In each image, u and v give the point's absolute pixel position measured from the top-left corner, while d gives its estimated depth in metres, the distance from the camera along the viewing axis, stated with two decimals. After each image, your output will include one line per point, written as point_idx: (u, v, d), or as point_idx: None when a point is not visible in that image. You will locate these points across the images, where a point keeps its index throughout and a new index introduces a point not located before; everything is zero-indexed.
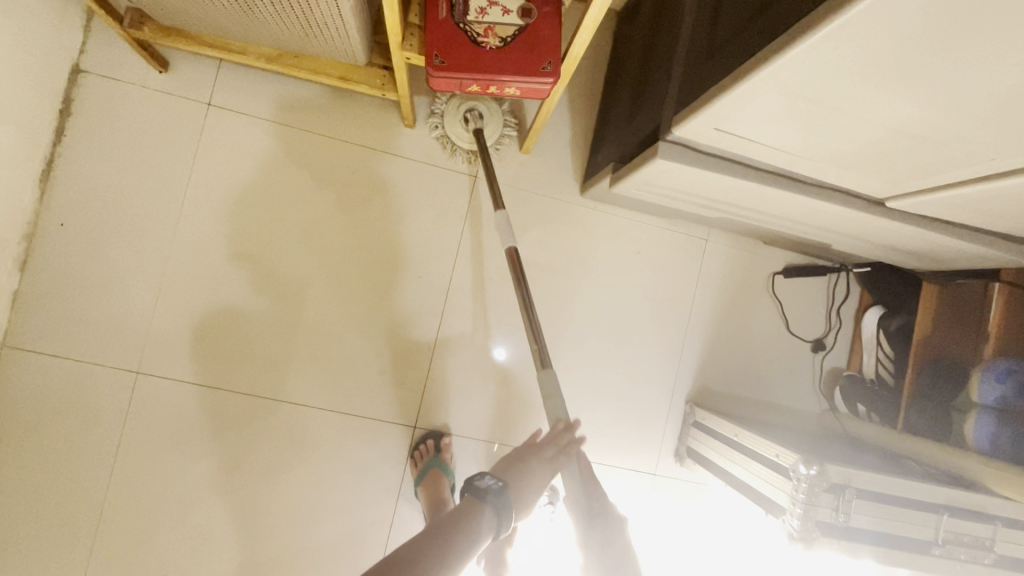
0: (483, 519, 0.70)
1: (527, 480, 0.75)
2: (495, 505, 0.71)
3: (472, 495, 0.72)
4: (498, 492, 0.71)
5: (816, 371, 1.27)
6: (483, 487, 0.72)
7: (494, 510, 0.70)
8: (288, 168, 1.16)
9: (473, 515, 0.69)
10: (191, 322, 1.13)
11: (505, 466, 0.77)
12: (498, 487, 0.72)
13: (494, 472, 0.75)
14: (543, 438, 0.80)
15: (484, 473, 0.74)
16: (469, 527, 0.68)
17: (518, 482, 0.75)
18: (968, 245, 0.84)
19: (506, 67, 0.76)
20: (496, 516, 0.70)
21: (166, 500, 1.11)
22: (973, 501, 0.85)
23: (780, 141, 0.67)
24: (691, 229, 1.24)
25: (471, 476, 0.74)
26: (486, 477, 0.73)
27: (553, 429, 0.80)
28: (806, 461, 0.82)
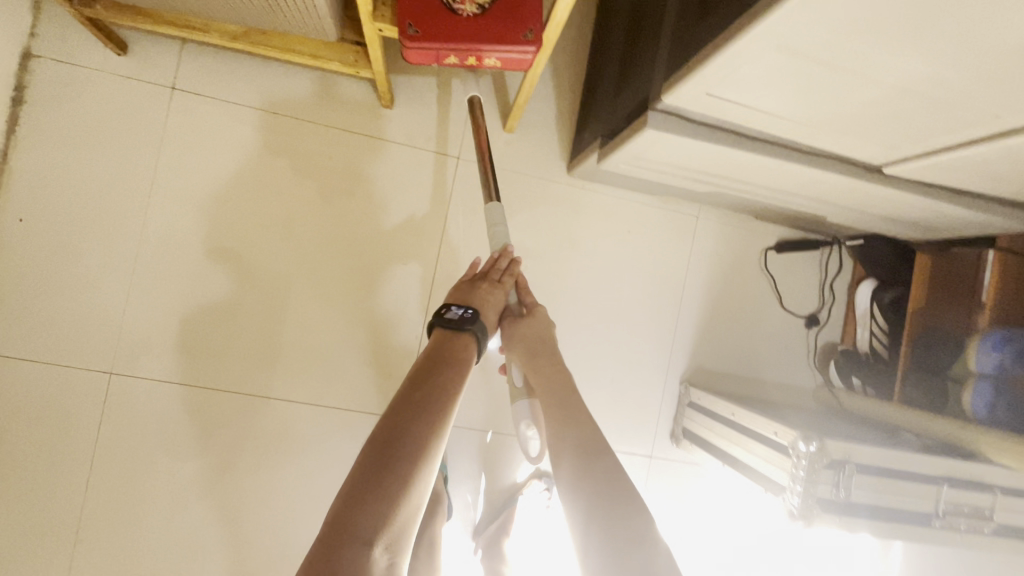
0: (463, 343, 0.71)
1: (487, 306, 0.78)
2: (474, 330, 0.73)
3: (442, 322, 0.72)
4: (472, 318, 0.73)
5: (810, 345, 1.26)
6: (457, 317, 0.73)
7: (474, 335, 0.72)
8: (260, 155, 1.11)
9: (457, 342, 0.71)
10: (165, 319, 1.08)
11: (464, 297, 0.78)
12: (469, 315, 0.73)
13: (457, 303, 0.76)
14: (486, 269, 0.82)
15: (450, 304, 0.75)
16: (459, 352, 0.70)
17: (483, 307, 0.77)
18: (966, 211, 0.82)
19: (485, 36, 0.71)
20: (475, 341, 0.73)
21: (147, 504, 1.07)
22: (972, 471, 0.84)
23: (775, 107, 0.64)
24: (682, 207, 1.21)
25: (438, 310, 0.74)
26: (454, 307, 0.74)
27: (494, 261, 0.83)
28: (805, 438, 0.80)
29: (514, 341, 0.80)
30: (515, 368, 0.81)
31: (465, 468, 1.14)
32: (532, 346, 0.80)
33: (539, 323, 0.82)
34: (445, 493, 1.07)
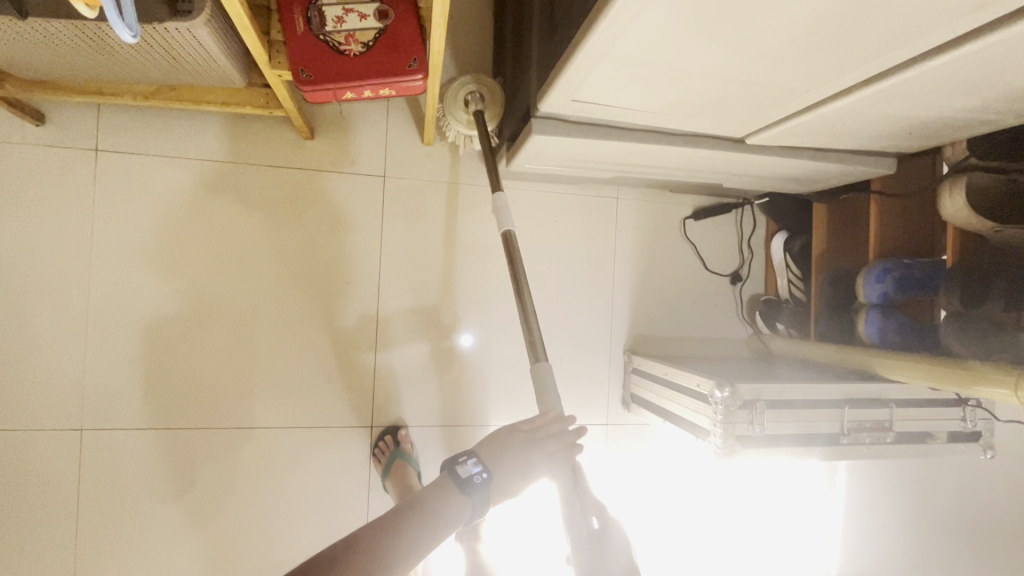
0: (459, 507, 0.74)
1: (511, 461, 0.77)
2: (472, 497, 0.74)
3: (451, 477, 0.75)
4: (479, 485, 0.74)
5: (737, 300, 1.37)
6: (468, 478, 0.74)
7: (468, 500, 0.74)
8: (194, 201, 1.15)
9: (446, 506, 0.73)
10: (126, 370, 1.13)
11: (491, 447, 0.79)
12: (479, 481, 0.74)
13: (480, 456, 0.77)
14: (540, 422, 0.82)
15: (468, 457, 0.76)
16: (442, 510, 0.73)
17: (500, 470, 0.76)
18: (830, 164, 0.92)
19: (373, 71, 0.79)
20: (467, 506, 0.74)
21: (137, 547, 1.12)
22: (868, 391, 0.95)
23: (632, 103, 0.73)
24: (601, 190, 1.30)
25: (455, 457, 0.76)
26: (470, 463, 0.75)
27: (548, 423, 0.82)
28: (719, 385, 0.91)
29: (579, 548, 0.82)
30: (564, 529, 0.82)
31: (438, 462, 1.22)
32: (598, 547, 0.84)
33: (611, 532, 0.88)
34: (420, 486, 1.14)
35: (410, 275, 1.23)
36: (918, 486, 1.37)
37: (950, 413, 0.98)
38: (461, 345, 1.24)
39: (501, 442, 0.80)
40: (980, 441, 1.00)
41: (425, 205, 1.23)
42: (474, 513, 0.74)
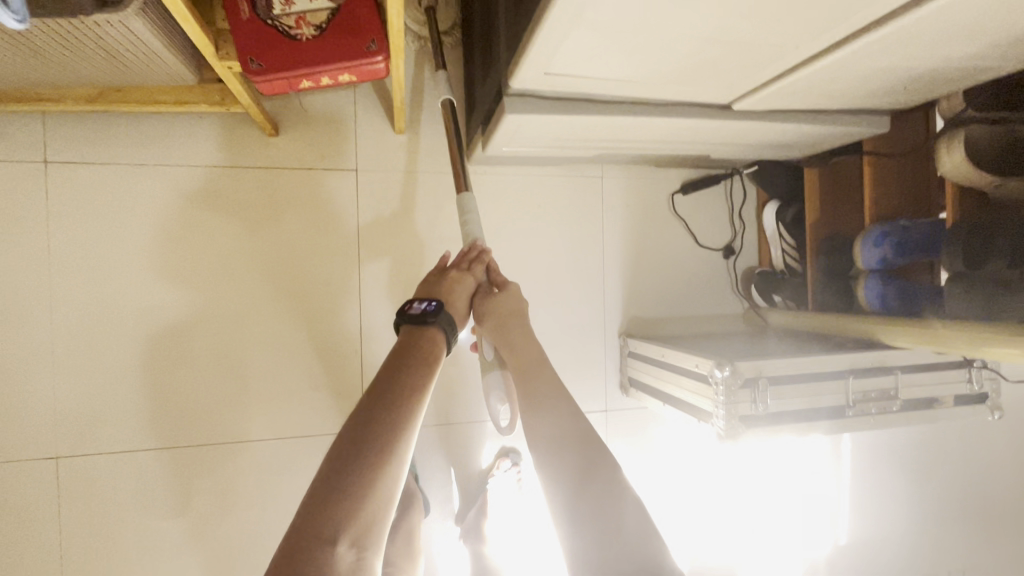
0: (431, 338, 0.68)
1: (451, 293, 0.78)
2: (439, 323, 0.69)
3: (406, 320, 0.69)
4: (438, 311, 0.70)
5: (731, 274, 1.33)
6: (422, 312, 0.69)
7: (439, 328, 0.69)
8: (156, 208, 1.09)
9: (420, 340, 0.67)
10: (100, 391, 1.07)
11: (432, 290, 0.77)
12: (435, 309, 0.70)
13: (423, 297, 0.73)
14: (455, 259, 0.83)
15: (415, 299, 0.71)
16: (421, 349, 0.66)
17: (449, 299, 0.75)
18: (821, 126, 0.88)
19: (330, 56, 0.73)
20: (444, 334, 0.70)
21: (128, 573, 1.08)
22: (872, 360, 0.92)
23: (611, 73, 0.67)
24: (585, 170, 1.25)
25: (403, 306, 0.71)
26: (418, 302, 0.71)
27: (464, 251, 0.85)
28: (718, 364, 0.87)
29: (485, 318, 0.81)
30: (487, 345, 0.82)
31: (435, 462, 1.18)
32: (504, 322, 0.81)
33: (513, 298, 0.83)
34: (416, 490, 1.10)
35: (392, 271, 1.17)
36: (918, 446, 1.36)
37: (957, 376, 0.95)
38: None
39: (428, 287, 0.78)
40: (988, 402, 0.97)
41: (402, 197, 1.18)
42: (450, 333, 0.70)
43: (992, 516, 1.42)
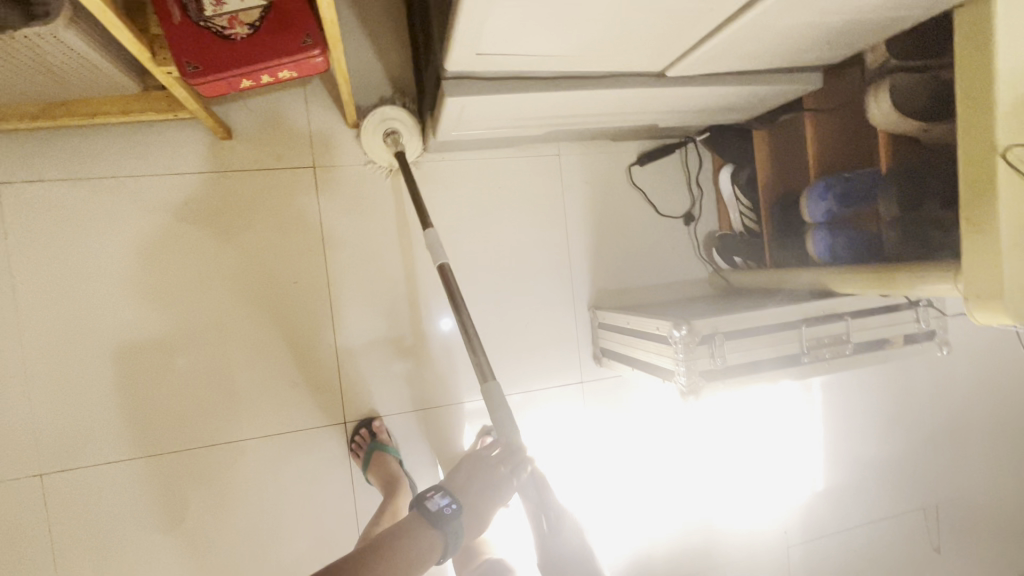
0: (430, 537, 0.79)
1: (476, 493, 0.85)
2: (444, 528, 0.79)
3: (421, 512, 0.81)
4: (449, 517, 0.80)
5: (693, 240, 1.37)
6: (438, 511, 0.80)
7: (441, 532, 0.79)
8: (117, 222, 1.10)
9: (421, 536, 0.78)
10: (78, 407, 1.08)
11: (455, 484, 0.86)
12: (449, 512, 0.80)
13: (447, 490, 0.84)
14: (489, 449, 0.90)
15: (437, 492, 0.82)
16: (417, 546, 0.77)
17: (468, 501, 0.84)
18: (755, 87, 0.91)
19: (266, 54, 0.75)
20: (442, 540, 0.79)
21: None
22: (823, 307, 0.97)
23: (539, 49, 0.70)
24: (542, 150, 1.28)
25: (424, 493, 0.82)
26: (439, 498, 0.82)
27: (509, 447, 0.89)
28: (676, 324, 0.91)
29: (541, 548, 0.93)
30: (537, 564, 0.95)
31: (419, 446, 1.21)
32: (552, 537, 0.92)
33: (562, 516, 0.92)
34: (403, 474, 1.13)
35: (359, 265, 1.19)
36: (882, 389, 1.42)
37: (905, 317, 1.00)
38: (423, 326, 1.22)
39: (462, 474, 0.87)
40: (935, 338, 1.02)
41: (363, 190, 1.19)
42: (448, 545, 0.79)
43: (960, 451, 1.49)
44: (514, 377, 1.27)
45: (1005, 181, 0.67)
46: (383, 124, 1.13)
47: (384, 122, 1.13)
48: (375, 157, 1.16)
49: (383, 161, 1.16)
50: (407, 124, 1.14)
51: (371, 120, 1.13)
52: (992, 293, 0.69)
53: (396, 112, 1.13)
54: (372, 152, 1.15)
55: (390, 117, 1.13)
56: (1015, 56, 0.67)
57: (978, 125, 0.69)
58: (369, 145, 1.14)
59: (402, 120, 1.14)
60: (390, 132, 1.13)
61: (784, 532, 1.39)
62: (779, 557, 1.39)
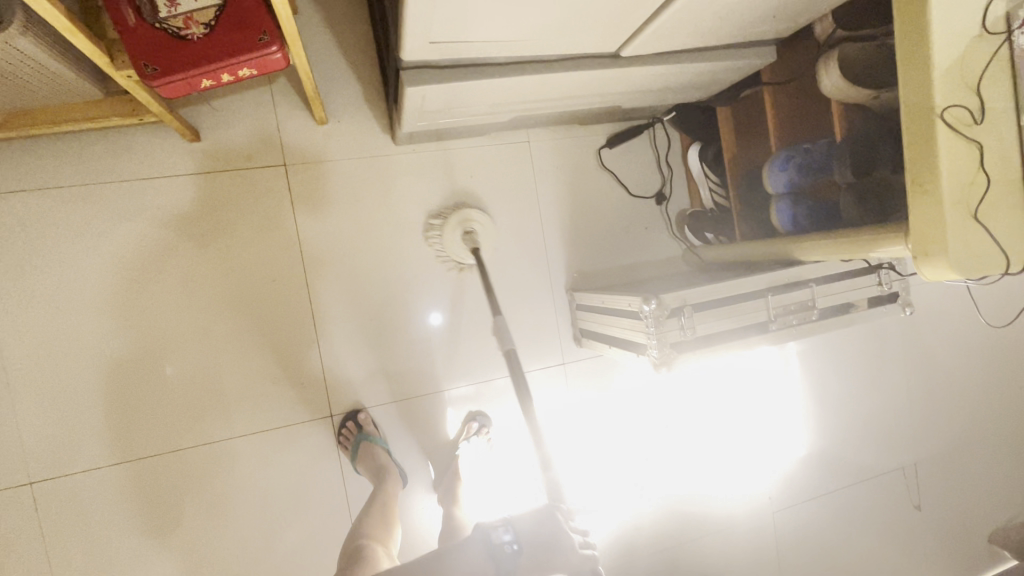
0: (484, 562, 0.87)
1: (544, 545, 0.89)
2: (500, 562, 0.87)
3: (487, 539, 0.89)
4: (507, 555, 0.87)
5: (665, 219, 1.40)
6: (500, 544, 0.88)
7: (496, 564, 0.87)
8: (91, 230, 1.10)
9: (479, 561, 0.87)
10: (64, 414, 1.09)
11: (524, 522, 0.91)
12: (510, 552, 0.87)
13: (516, 528, 0.90)
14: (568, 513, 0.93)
15: (507, 530, 0.88)
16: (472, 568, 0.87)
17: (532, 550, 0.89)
18: (708, 63, 0.94)
19: (224, 52, 0.76)
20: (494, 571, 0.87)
21: None
22: (787, 275, 1.00)
23: (490, 35, 0.71)
24: (512, 137, 1.29)
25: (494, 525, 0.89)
26: (507, 536, 0.88)
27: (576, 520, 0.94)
28: (646, 299, 0.94)
29: None
30: None
31: (404, 436, 1.23)
32: None
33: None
34: (392, 463, 1.16)
35: (336, 260, 1.20)
36: (856, 355, 1.47)
37: (867, 281, 1.04)
38: (404, 316, 1.24)
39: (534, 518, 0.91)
40: (898, 300, 1.06)
41: (336, 185, 1.20)
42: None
43: (935, 409, 1.54)
44: (496, 362, 1.29)
45: (943, 140, 0.70)
46: (462, 223, 1.21)
47: (464, 224, 1.21)
48: (450, 255, 1.23)
49: (456, 259, 1.23)
50: (483, 224, 1.24)
51: (450, 222, 1.21)
52: (937, 249, 0.72)
53: (474, 215, 1.22)
54: (449, 251, 1.22)
55: (469, 219, 1.23)
56: (948, 20, 0.69)
57: (917, 88, 0.71)
58: (448, 241, 1.21)
59: (479, 223, 1.23)
60: (467, 231, 1.22)
61: (768, 499, 1.43)
62: (764, 524, 1.43)
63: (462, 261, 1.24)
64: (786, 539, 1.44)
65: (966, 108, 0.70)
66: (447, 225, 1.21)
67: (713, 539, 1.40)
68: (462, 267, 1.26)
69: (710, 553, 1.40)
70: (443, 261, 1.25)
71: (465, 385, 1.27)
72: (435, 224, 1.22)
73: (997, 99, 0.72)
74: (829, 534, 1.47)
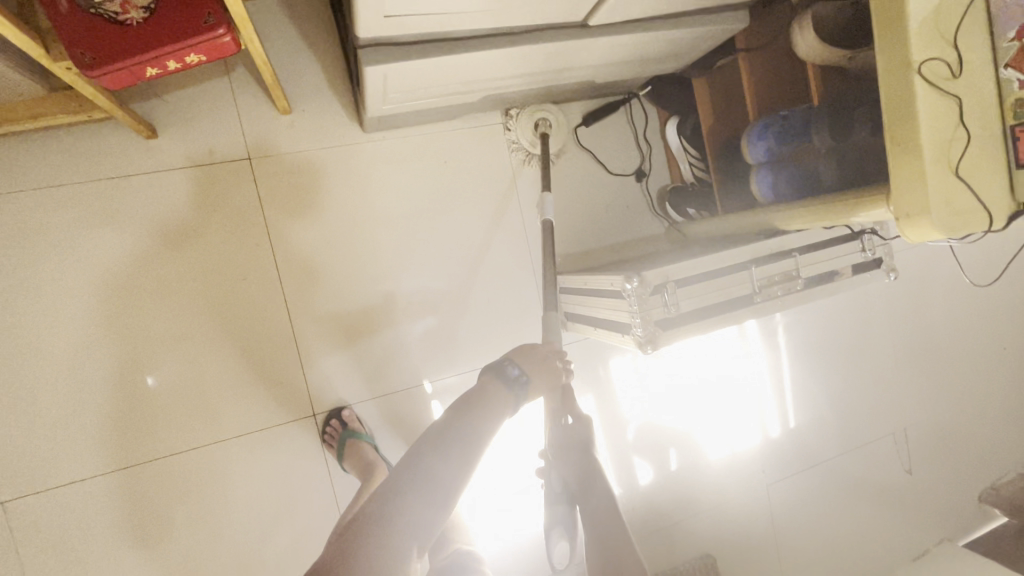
0: None
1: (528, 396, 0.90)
2: None
3: None
4: None
5: (646, 196, 1.37)
6: None
7: None
8: (49, 234, 1.05)
9: None
10: (34, 429, 1.05)
11: None
12: None
13: None
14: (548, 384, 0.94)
15: None
16: None
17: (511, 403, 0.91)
18: (678, 30, 0.91)
19: (168, 38, 0.71)
20: None
21: None
22: (770, 247, 0.98)
23: (449, 5, 0.68)
24: (485, 118, 1.25)
25: None
26: None
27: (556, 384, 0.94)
28: (627, 277, 0.91)
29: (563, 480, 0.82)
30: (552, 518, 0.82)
31: (390, 431, 1.21)
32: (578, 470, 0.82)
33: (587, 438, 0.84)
34: (380, 458, 1.13)
35: (310, 253, 1.16)
36: (844, 321, 1.47)
37: (851, 248, 1.02)
38: (384, 308, 1.20)
39: None
40: (882, 265, 1.05)
41: (305, 176, 1.16)
42: None
43: (922, 372, 1.55)
44: (482, 349, 1.26)
45: (921, 97, 0.68)
46: (534, 114, 1.26)
47: (536, 114, 1.25)
48: (521, 140, 1.26)
49: (527, 144, 1.26)
50: (555, 114, 1.27)
51: (522, 110, 1.25)
52: (919, 211, 0.70)
53: (545, 104, 1.26)
54: (518, 133, 1.25)
55: (543, 110, 1.26)
56: None
57: (895, 43, 0.69)
58: (519, 125, 1.25)
59: (551, 114, 1.27)
60: (542, 118, 1.26)
61: (761, 469, 1.43)
62: (759, 495, 1.43)
63: (533, 147, 1.27)
64: (781, 509, 1.45)
65: (943, 63, 0.68)
66: (520, 113, 1.25)
67: (709, 513, 1.40)
68: (527, 157, 1.28)
69: (706, 527, 1.40)
70: (513, 148, 1.27)
71: (451, 374, 1.24)
72: (509, 110, 1.25)
73: (975, 51, 0.70)
74: (824, 500, 1.48)
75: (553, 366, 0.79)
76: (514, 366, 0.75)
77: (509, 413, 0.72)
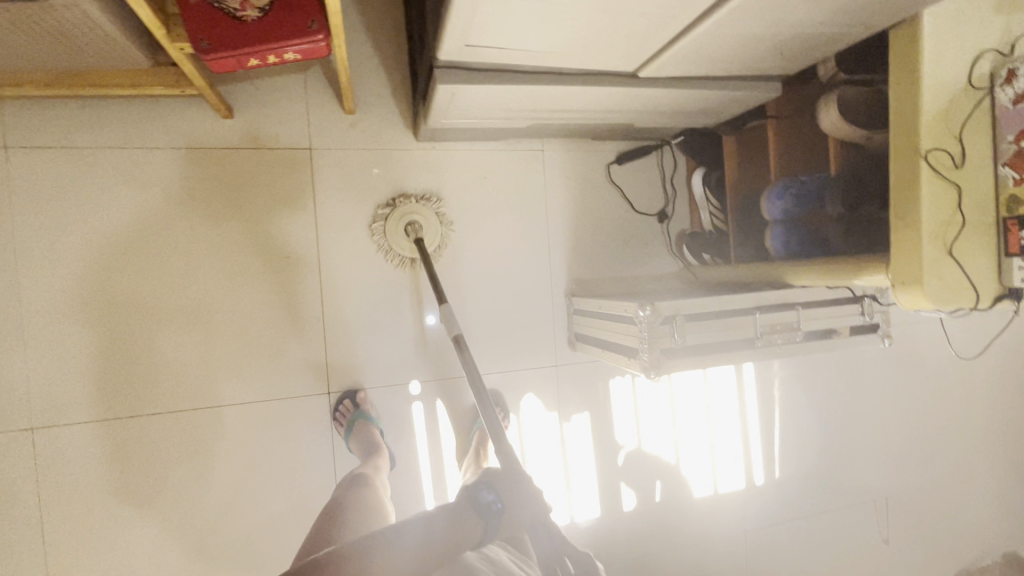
0: (471, 527, 0.80)
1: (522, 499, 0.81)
2: (485, 521, 0.80)
3: (473, 505, 0.81)
4: (493, 511, 0.80)
5: (665, 236, 1.46)
6: (483, 504, 0.81)
7: (481, 524, 0.80)
8: (121, 190, 1.15)
9: (465, 518, 0.81)
10: (75, 365, 1.14)
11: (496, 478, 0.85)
12: (495, 503, 0.81)
13: (492, 483, 0.83)
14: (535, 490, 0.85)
15: (485, 487, 0.82)
16: (453, 523, 0.80)
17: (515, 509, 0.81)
18: (717, 91, 1.01)
19: (275, 37, 0.82)
20: (479, 530, 0.80)
21: (97, 531, 1.14)
22: (778, 297, 1.05)
23: (522, 43, 0.77)
24: (526, 145, 1.36)
25: (474, 490, 0.82)
26: (488, 492, 0.82)
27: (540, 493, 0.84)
28: (641, 305, 1.00)
29: None
30: None
31: (398, 419, 1.28)
32: None
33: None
34: (383, 443, 1.19)
35: (350, 243, 1.25)
36: (839, 387, 1.53)
37: (851, 310, 1.09)
38: (409, 305, 1.28)
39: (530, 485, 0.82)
40: (878, 331, 1.12)
41: (357, 172, 1.26)
42: (483, 535, 0.80)
43: (908, 444, 1.60)
44: (492, 357, 1.33)
45: (926, 179, 0.76)
46: (403, 218, 1.25)
47: (406, 218, 1.25)
48: (395, 249, 1.25)
49: (405, 252, 1.26)
50: (425, 217, 1.26)
51: (390, 216, 1.25)
52: (914, 280, 0.78)
53: (415, 207, 1.25)
54: (392, 244, 1.25)
55: (413, 212, 1.26)
56: (939, 70, 0.76)
57: (907, 129, 0.78)
58: (389, 234, 1.25)
59: (423, 216, 1.26)
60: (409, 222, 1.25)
61: (741, 516, 1.48)
62: (735, 541, 1.47)
63: (412, 254, 1.26)
64: (756, 558, 1.49)
65: (948, 153, 0.77)
66: (388, 221, 1.25)
67: (686, 549, 1.44)
68: (406, 262, 1.27)
69: (682, 563, 1.44)
70: (389, 257, 1.26)
71: (461, 375, 1.32)
72: (378, 216, 1.25)
73: (978, 146, 0.78)
74: (799, 555, 1.52)
75: (533, 492, 0.81)
76: (488, 491, 0.82)
77: (473, 536, 0.80)
